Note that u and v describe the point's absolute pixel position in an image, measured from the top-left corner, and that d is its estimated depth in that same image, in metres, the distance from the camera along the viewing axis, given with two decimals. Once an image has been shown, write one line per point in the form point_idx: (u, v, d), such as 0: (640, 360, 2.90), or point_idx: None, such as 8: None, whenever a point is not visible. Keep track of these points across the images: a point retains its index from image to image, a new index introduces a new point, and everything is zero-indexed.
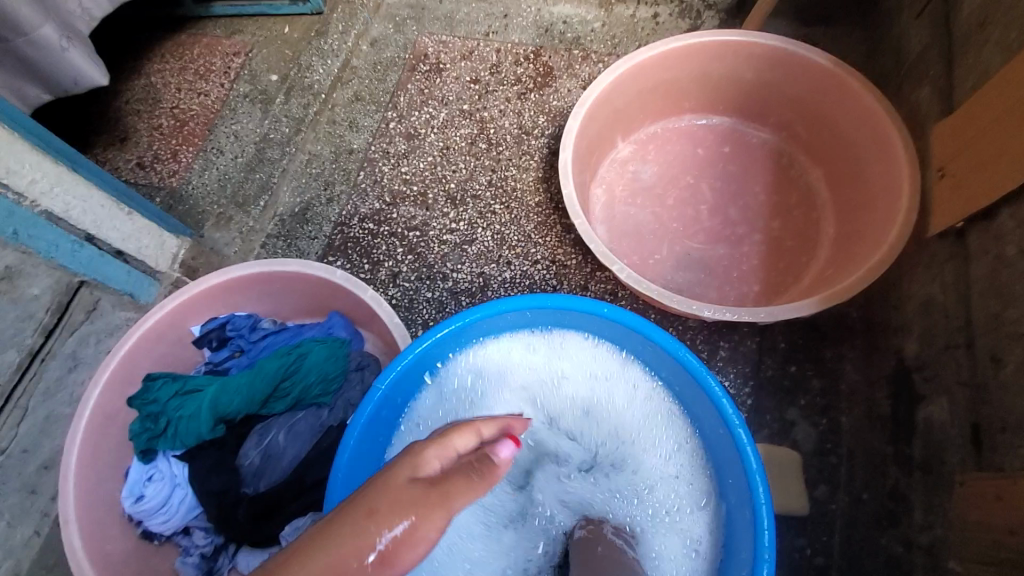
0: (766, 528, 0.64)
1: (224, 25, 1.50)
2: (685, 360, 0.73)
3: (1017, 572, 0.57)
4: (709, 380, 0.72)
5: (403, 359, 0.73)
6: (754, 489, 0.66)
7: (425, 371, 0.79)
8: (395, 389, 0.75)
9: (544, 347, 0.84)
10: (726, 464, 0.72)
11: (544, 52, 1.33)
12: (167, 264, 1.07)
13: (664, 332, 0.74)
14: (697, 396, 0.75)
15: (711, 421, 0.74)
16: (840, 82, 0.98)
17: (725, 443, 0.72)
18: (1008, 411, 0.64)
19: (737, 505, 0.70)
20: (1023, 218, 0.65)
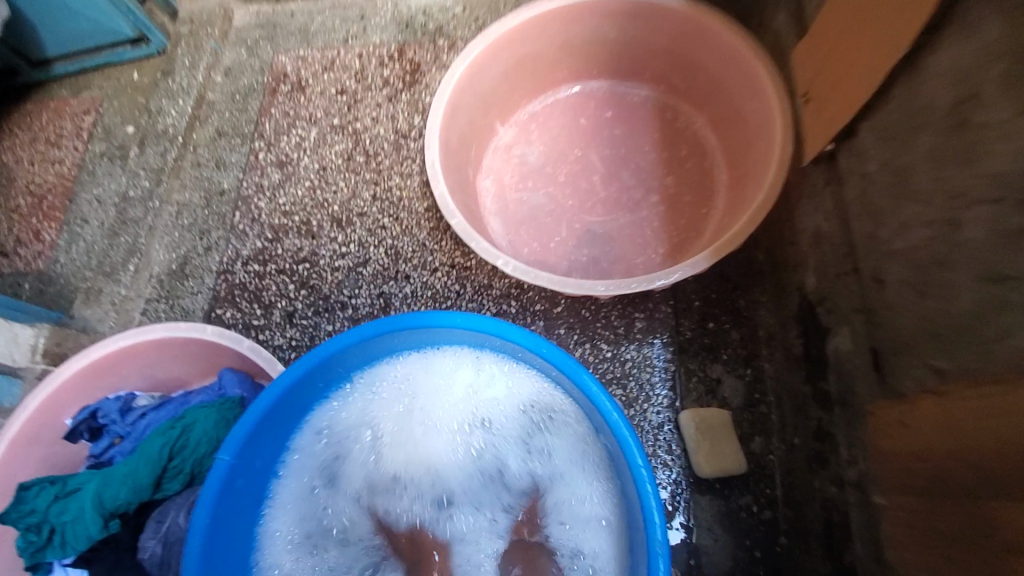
0: (659, 524, 0.59)
1: (69, 85, 1.37)
2: (553, 356, 0.67)
3: (935, 501, 0.53)
4: (580, 374, 0.66)
5: (249, 421, 0.65)
6: (643, 483, 0.61)
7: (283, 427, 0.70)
8: (249, 455, 0.67)
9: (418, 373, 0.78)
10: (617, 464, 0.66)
11: (408, 48, 1.26)
12: (28, 357, 0.95)
13: (525, 330, 0.68)
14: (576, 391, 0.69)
15: (593, 416, 0.68)
16: (698, 24, 0.94)
17: (611, 437, 0.66)
18: (895, 333, 0.59)
19: (631, 501, 0.65)
20: (881, 131, 0.62)
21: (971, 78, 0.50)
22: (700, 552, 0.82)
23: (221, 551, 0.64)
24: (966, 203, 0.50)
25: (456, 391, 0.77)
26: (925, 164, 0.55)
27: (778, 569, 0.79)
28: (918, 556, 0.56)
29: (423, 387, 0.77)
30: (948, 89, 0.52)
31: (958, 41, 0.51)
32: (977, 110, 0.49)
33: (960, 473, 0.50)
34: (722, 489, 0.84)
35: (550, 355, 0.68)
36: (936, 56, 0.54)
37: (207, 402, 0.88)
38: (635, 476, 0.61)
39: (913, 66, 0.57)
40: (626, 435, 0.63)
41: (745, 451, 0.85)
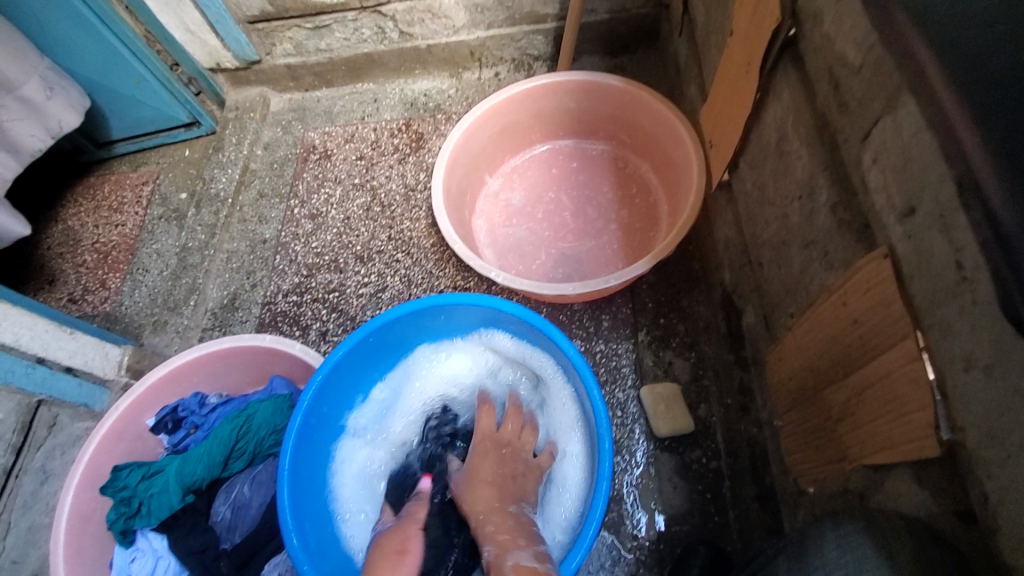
0: (605, 420, 0.82)
1: (129, 161, 1.67)
2: (531, 317, 0.92)
3: (803, 406, 0.76)
4: (549, 328, 0.90)
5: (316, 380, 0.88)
6: (594, 395, 0.83)
7: (340, 387, 0.93)
8: (319, 405, 0.89)
9: (435, 348, 1.02)
10: (581, 392, 0.89)
11: (414, 121, 1.57)
12: (114, 371, 1.17)
13: (510, 301, 0.92)
14: (545, 341, 0.93)
15: (562, 361, 0.92)
16: (633, 95, 1.25)
17: (573, 371, 0.89)
18: (771, 298, 0.84)
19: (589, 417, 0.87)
20: (749, 162, 0.89)
21: (781, 122, 0.76)
22: (663, 499, 1.02)
23: (303, 479, 0.86)
24: (789, 201, 0.75)
25: (463, 360, 1.01)
26: (770, 179, 0.81)
27: (723, 504, 0.99)
28: (801, 453, 0.78)
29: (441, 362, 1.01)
30: (773, 131, 0.79)
31: (774, 101, 0.79)
32: (785, 144, 0.75)
33: (808, 379, 0.73)
34: (676, 446, 1.05)
35: (529, 317, 0.92)
36: (766, 110, 0.81)
37: (263, 398, 1.10)
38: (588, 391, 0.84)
39: (758, 118, 0.85)
40: (581, 364, 0.87)
41: (694, 415, 1.07)
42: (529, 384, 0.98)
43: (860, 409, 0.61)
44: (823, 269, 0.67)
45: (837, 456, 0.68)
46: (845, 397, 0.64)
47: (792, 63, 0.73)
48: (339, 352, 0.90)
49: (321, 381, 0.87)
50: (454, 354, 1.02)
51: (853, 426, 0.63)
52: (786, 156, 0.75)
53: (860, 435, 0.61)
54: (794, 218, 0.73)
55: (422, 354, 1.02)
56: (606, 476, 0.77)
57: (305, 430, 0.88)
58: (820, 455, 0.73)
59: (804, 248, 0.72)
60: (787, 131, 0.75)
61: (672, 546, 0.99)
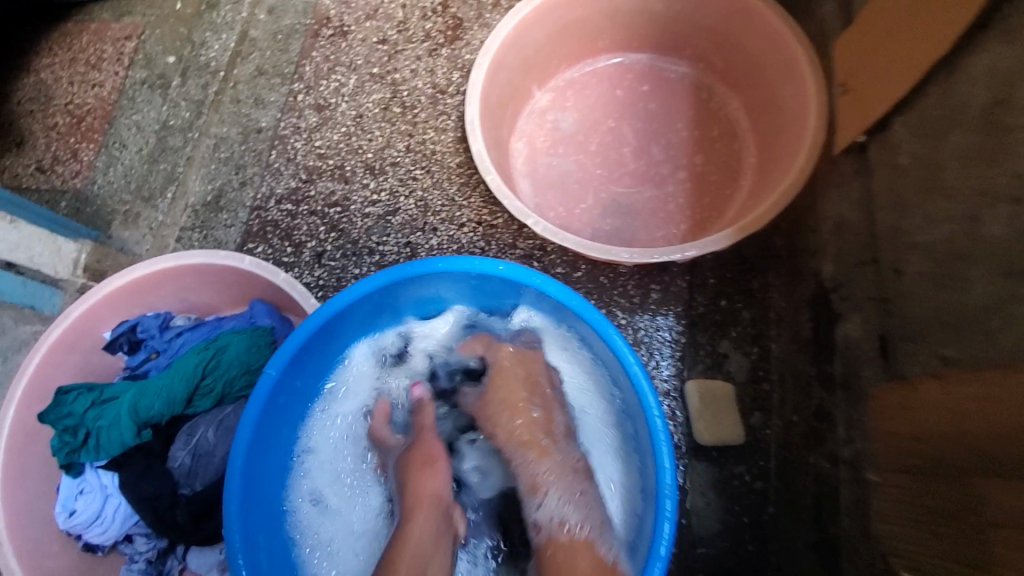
0: (667, 469, 0.65)
1: (110, 8, 1.38)
2: (584, 310, 0.72)
3: (920, 475, 0.57)
4: (606, 329, 0.70)
5: (291, 345, 0.69)
6: (656, 434, 0.66)
7: (320, 352, 0.74)
8: (289, 376, 0.71)
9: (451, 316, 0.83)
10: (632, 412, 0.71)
11: (452, 2, 1.26)
12: (69, 271, 0.97)
13: (560, 283, 0.72)
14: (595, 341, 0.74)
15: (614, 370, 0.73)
16: (745, 4, 0.95)
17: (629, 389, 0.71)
18: (904, 319, 0.62)
19: (642, 452, 0.70)
20: (914, 125, 0.65)
21: (1008, 78, 0.52)
22: (692, 516, 0.86)
23: (260, 465, 0.70)
24: (989, 201, 0.52)
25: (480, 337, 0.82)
26: (953, 160, 0.57)
27: (762, 534, 0.83)
28: (900, 527, 0.60)
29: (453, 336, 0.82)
30: (985, 89, 0.54)
31: (1000, 43, 0.53)
32: (1006, 112, 0.51)
33: (948, 450, 0.53)
34: (717, 457, 0.88)
35: (580, 308, 0.72)
36: (977, 55, 0.56)
37: (239, 328, 0.92)
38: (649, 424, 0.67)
39: (953, 66, 0.59)
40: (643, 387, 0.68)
41: (745, 424, 0.89)
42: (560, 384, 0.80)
43: None
44: None
45: (969, 563, 0.50)
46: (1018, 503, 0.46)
47: None
48: (322, 316, 0.70)
49: (295, 347, 0.68)
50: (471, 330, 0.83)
51: (1020, 544, 0.45)
52: (1004, 131, 0.51)
53: None
54: (993, 227, 0.51)
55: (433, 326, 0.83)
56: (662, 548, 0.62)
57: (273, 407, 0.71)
58: (933, 546, 0.55)
59: (998, 276, 0.50)
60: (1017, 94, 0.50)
61: (690, 568, 0.84)
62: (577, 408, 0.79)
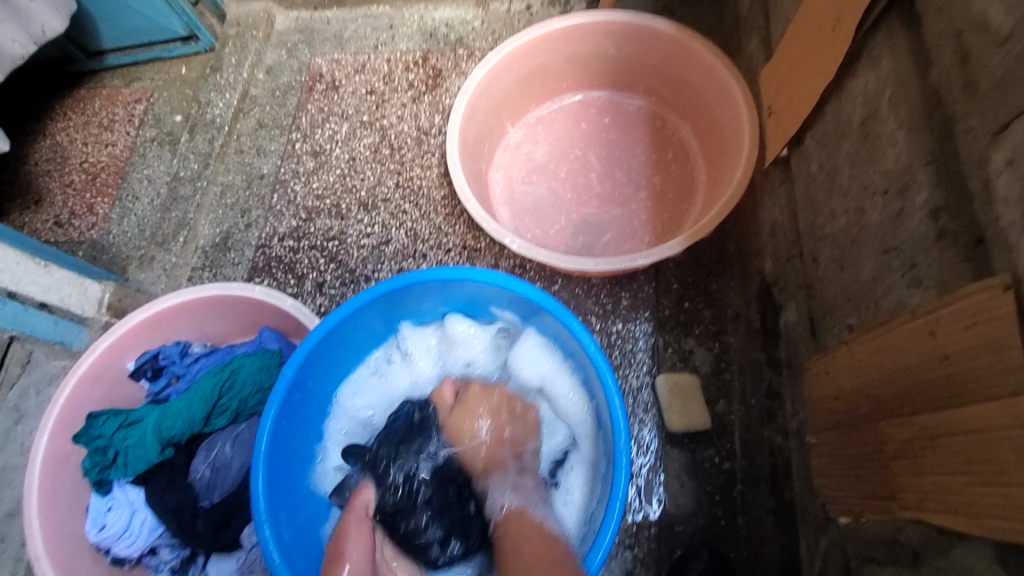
0: (622, 430, 0.73)
1: (122, 75, 1.52)
2: (548, 303, 0.82)
3: (846, 429, 0.67)
4: (568, 317, 0.80)
5: (304, 349, 0.79)
6: (613, 403, 0.74)
7: (329, 357, 0.84)
8: (302, 377, 0.81)
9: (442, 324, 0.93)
10: (595, 387, 0.80)
11: (431, 55, 1.41)
12: (94, 309, 1.08)
13: (526, 283, 0.83)
14: (564, 334, 0.84)
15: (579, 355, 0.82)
16: (684, 44, 1.09)
17: (591, 368, 0.80)
18: (824, 300, 0.73)
19: (605, 424, 0.78)
20: (818, 138, 0.77)
21: (874, 96, 0.64)
22: (669, 498, 0.95)
23: (280, 457, 0.79)
24: (869, 194, 0.64)
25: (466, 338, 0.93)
26: (845, 164, 0.70)
27: (732, 509, 0.92)
28: (836, 478, 0.70)
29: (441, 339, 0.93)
30: (861, 105, 0.67)
31: (867, 70, 0.66)
32: (875, 123, 0.64)
33: (861, 403, 0.63)
34: (688, 443, 0.98)
35: (545, 302, 0.82)
36: (853, 79, 0.69)
37: (251, 352, 1.02)
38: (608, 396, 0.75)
39: (840, 89, 0.72)
40: (601, 364, 0.78)
41: (711, 412, 0.99)
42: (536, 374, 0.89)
43: (926, 456, 0.52)
44: (906, 285, 0.57)
45: (883, 496, 0.59)
46: (908, 435, 0.55)
47: (901, 24, 0.61)
48: (329, 324, 0.81)
49: (308, 350, 0.79)
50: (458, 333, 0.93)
51: (911, 469, 0.55)
52: (874, 139, 0.63)
53: (922, 485, 0.53)
54: (872, 215, 0.63)
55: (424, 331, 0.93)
56: (619, 494, 0.70)
57: (289, 405, 0.80)
58: (860, 487, 0.64)
59: (880, 253, 0.61)
60: (880, 109, 0.63)
61: (671, 546, 0.93)
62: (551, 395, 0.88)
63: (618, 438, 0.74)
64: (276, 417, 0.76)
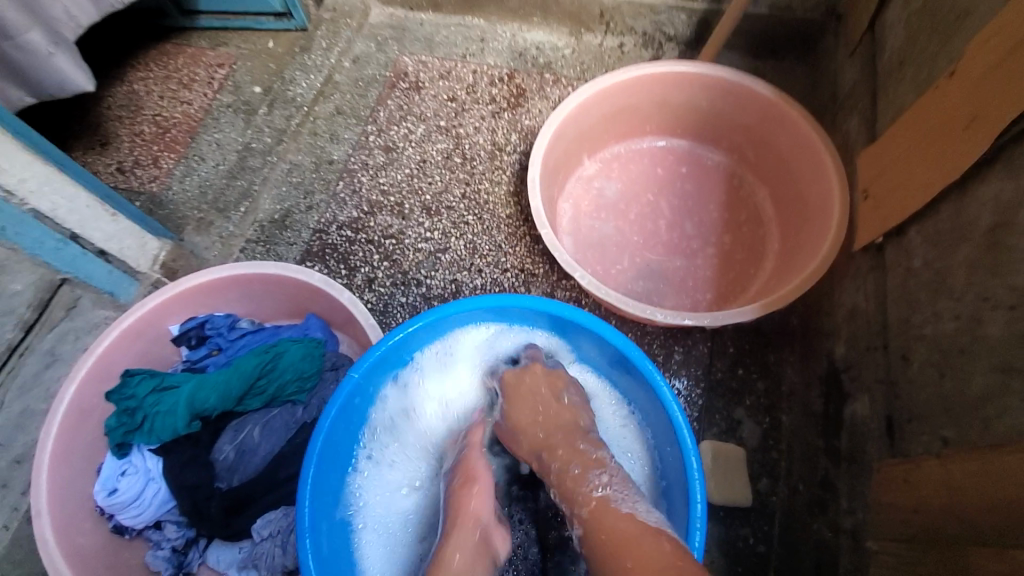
0: (699, 497, 0.72)
1: (210, 39, 1.54)
2: (629, 349, 0.82)
3: (921, 545, 0.62)
4: (651, 369, 0.80)
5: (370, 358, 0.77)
6: (692, 473, 0.74)
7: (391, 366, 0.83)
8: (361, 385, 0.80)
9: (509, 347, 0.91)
10: (665, 444, 0.80)
11: (518, 74, 1.41)
12: (148, 265, 1.07)
13: (609, 325, 0.83)
14: (637, 382, 0.84)
15: (653, 410, 0.82)
16: (781, 110, 1.08)
17: (665, 424, 0.80)
18: (909, 401, 0.70)
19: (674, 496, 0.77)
20: (927, 234, 0.75)
21: (1007, 205, 0.62)
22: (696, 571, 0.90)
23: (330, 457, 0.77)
24: (989, 306, 0.60)
25: None
26: (959, 267, 0.67)
27: None
28: None
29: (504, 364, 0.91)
30: (988, 210, 0.65)
31: (1002, 175, 0.64)
32: (1007, 234, 0.60)
33: (948, 522, 0.59)
34: (724, 517, 0.93)
35: (628, 350, 0.82)
36: (981, 181, 0.67)
37: (295, 337, 1.00)
38: (685, 462, 0.75)
39: (963, 188, 0.70)
40: (679, 422, 0.77)
41: (753, 490, 0.93)
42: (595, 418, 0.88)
43: None
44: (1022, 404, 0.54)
45: None
46: (999, 569, 0.52)
47: None
48: (405, 330, 0.81)
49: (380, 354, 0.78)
50: None
51: None
52: (1004, 249, 0.60)
53: None
54: (991, 328, 0.59)
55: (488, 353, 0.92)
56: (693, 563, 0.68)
57: (346, 406, 0.79)
58: None
59: (994, 370, 0.57)
60: (1013, 219, 0.61)
61: None
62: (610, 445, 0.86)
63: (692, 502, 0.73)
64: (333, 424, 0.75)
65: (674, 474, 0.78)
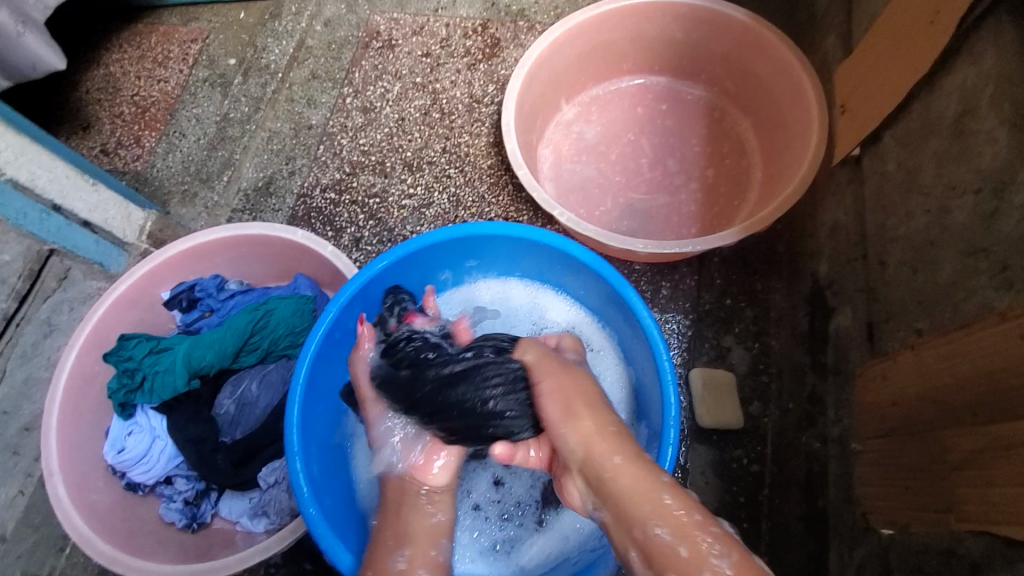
0: (671, 405, 0.69)
1: (180, 14, 1.52)
2: (601, 268, 0.78)
3: (899, 437, 0.63)
4: (623, 286, 0.77)
5: (351, 287, 0.78)
6: (664, 383, 0.70)
7: (376, 298, 0.83)
8: (344, 316, 0.80)
9: (495, 282, 0.91)
10: (643, 361, 0.77)
11: (491, 24, 1.39)
12: (135, 236, 1.08)
13: (581, 245, 0.79)
14: (615, 303, 0.80)
15: (631, 329, 0.78)
16: (756, 34, 1.06)
17: (640, 339, 0.77)
18: (887, 303, 0.71)
19: (651, 405, 0.75)
20: (899, 137, 0.74)
21: (973, 91, 0.62)
22: (692, 493, 0.92)
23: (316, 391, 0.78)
24: (957, 194, 0.61)
25: (517, 300, 0.90)
26: (929, 163, 0.67)
27: (757, 513, 0.88)
28: (879, 487, 0.66)
29: (493, 298, 0.91)
30: (956, 101, 0.64)
31: (967, 64, 0.63)
32: (971, 120, 0.61)
33: (923, 410, 0.60)
34: (717, 440, 0.95)
35: (602, 269, 0.78)
36: (949, 74, 0.66)
37: (285, 295, 1.01)
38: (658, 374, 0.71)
39: (932, 84, 0.69)
40: (654, 335, 0.73)
41: (745, 413, 0.95)
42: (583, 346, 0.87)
43: (995, 466, 0.50)
44: (993, 286, 0.55)
45: (936, 509, 0.57)
46: (976, 445, 0.52)
47: (1011, 16, 0.58)
48: (381, 263, 0.80)
49: (355, 288, 0.78)
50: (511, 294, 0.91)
51: (978, 480, 0.52)
52: (969, 136, 0.61)
53: (989, 496, 0.50)
54: (959, 215, 0.60)
55: (477, 288, 0.92)
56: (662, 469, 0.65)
57: (329, 342, 0.79)
58: (907, 498, 0.61)
59: (964, 255, 0.59)
60: (979, 105, 0.60)
61: None
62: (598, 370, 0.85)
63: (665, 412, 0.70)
64: (317, 351, 0.75)
65: (651, 389, 0.75)
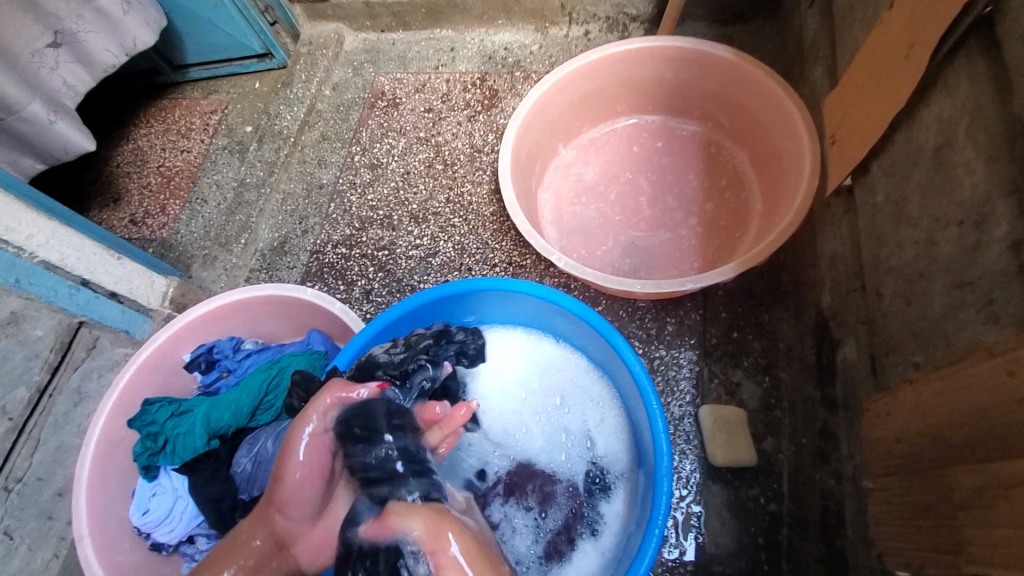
0: (666, 455, 0.71)
1: (201, 88, 1.62)
2: (592, 319, 0.81)
3: (906, 475, 0.62)
4: (615, 336, 0.80)
5: (350, 349, 0.81)
6: (657, 430, 0.72)
7: None
8: None
9: (492, 332, 0.94)
10: (638, 407, 0.79)
11: (489, 77, 1.45)
12: (158, 301, 1.14)
13: (573, 298, 0.83)
14: (607, 350, 0.83)
15: (625, 375, 0.81)
16: (744, 71, 1.08)
17: (633, 385, 0.79)
18: (888, 335, 0.70)
19: (647, 455, 0.76)
20: (885, 168, 0.74)
21: (950, 124, 0.62)
22: (708, 535, 0.90)
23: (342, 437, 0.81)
24: (942, 226, 0.62)
25: (512, 348, 0.93)
26: (915, 194, 0.67)
27: (777, 554, 0.86)
28: (893, 528, 0.64)
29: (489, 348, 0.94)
30: (934, 133, 0.65)
31: (942, 97, 0.64)
32: (950, 152, 0.61)
33: (925, 447, 0.58)
34: (732, 479, 0.92)
35: (593, 320, 0.82)
36: (926, 106, 0.67)
37: (298, 352, 1.05)
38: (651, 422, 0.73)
39: (911, 116, 0.70)
40: (645, 384, 0.76)
41: (758, 448, 0.93)
42: (579, 391, 0.89)
43: (999, 507, 0.48)
44: (982, 321, 0.55)
45: (948, 552, 0.54)
46: (979, 484, 0.51)
47: (980, 50, 0.59)
48: (377, 325, 0.82)
49: (354, 352, 0.80)
50: (507, 341, 0.94)
51: (982, 522, 0.50)
52: (949, 168, 0.61)
53: (994, 539, 0.48)
54: (946, 248, 0.61)
55: None
56: (659, 522, 0.67)
57: None
58: (922, 541, 0.59)
59: (955, 287, 0.59)
60: (956, 137, 0.61)
61: None
62: (595, 415, 0.87)
63: (660, 461, 0.72)
64: None
65: (646, 434, 0.77)
